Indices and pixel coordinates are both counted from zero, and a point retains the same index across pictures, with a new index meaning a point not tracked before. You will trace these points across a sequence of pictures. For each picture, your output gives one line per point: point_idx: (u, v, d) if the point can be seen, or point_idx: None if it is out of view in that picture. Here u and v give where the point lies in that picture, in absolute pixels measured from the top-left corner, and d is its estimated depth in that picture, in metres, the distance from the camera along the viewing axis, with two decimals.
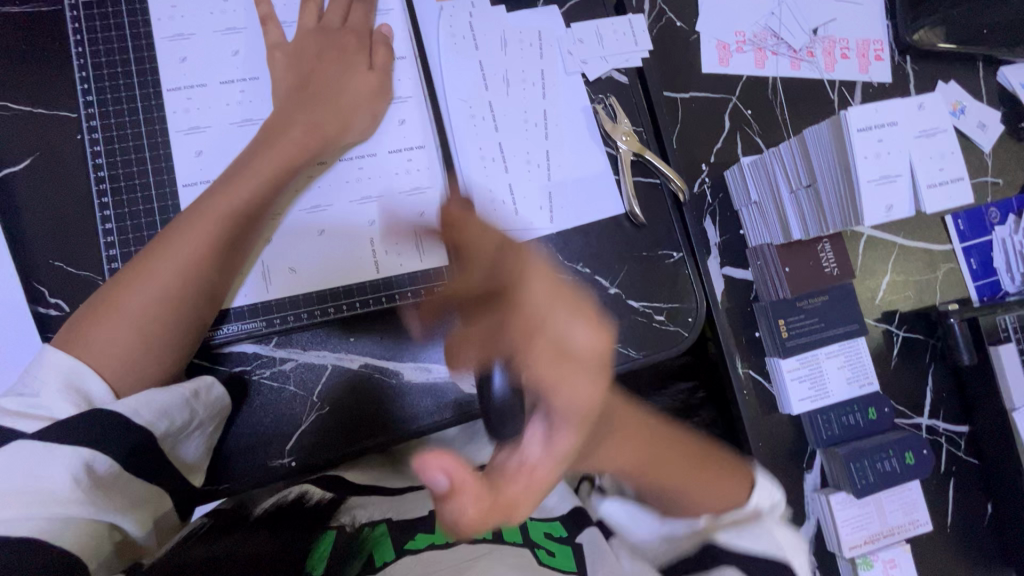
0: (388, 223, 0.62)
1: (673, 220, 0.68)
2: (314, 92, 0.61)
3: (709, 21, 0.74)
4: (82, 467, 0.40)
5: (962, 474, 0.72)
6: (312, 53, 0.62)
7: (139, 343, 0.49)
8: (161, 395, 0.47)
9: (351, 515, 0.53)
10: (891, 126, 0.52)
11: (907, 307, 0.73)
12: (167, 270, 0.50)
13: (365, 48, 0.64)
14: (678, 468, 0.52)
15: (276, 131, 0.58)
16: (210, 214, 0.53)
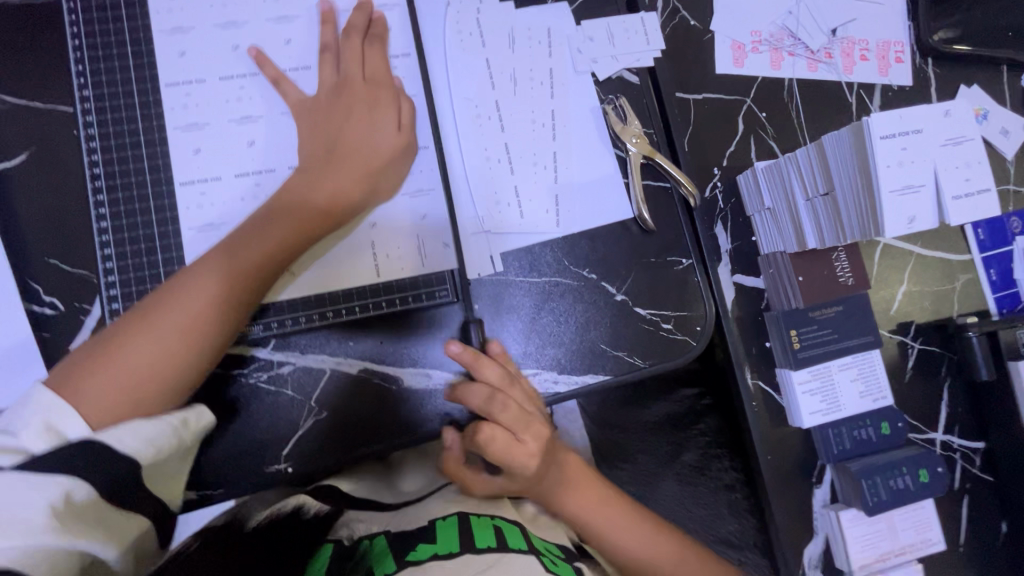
0: (390, 233, 0.60)
1: (684, 225, 0.66)
2: (341, 151, 0.58)
3: (724, 20, 0.71)
4: (61, 495, 0.39)
5: (976, 492, 0.70)
6: (350, 96, 0.59)
7: (133, 394, 0.47)
8: (148, 426, 0.46)
9: (348, 529, 0.56)
10: (915, 133, 0.50)
11: (923, 319, 0.71)
12: (177, 322, 0.49)
13: (396, 106, 0.60)
14: (623, 527, 0.60)
15: (299, 188, 0.56)
16: (231, 272, 0.52)
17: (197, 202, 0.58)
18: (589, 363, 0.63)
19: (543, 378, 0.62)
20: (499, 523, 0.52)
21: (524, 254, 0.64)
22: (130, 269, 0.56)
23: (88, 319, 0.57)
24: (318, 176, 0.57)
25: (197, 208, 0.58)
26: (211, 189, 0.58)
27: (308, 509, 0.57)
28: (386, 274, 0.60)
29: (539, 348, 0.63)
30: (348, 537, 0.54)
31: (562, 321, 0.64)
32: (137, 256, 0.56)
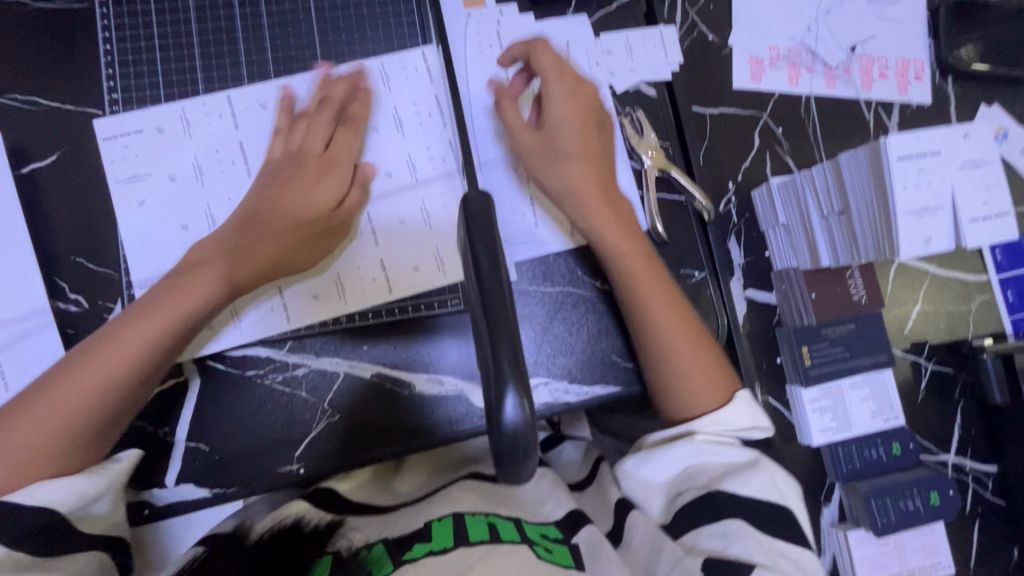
0: (393, 223, 0.62)
1: (697, 239, 0.66)
2: (283, 201, 0.58)
3: (743, 35, 0.72)
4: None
5: (988, 516, 0.69)
6: (314, 130, 0.60)
7: (43, 451, 0.46)
8: (71, 480, 0.46)
9: (347, 539, 0.51)
10: (933, 155, 0.50)
11: (937, 339, 0.70)
12: (102, 363, 0.48)
13: (351, 170, 0.61)
14: (682, 342, 0.58)
15: (243, 238, 0.56)
16: (160, 309, 0.50)
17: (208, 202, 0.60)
18: (599, 373, 0.64)
19: (554, 387, 0.63)
20: (493, 519, 0.50)
21: (538, 263, 0.65)
22: (152, 268, 0.58)
23: (111, 316, 0.59)
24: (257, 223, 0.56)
25: (204, 203, 0.60)
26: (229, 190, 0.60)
27: (309, 522, 0.53)
28: (385, 244, 0.62)
29: (550, 358, 0.63)
30: (348, 548, 0.49)
31: (573, 331, 0.64)
32: (159, 257, 0.58)
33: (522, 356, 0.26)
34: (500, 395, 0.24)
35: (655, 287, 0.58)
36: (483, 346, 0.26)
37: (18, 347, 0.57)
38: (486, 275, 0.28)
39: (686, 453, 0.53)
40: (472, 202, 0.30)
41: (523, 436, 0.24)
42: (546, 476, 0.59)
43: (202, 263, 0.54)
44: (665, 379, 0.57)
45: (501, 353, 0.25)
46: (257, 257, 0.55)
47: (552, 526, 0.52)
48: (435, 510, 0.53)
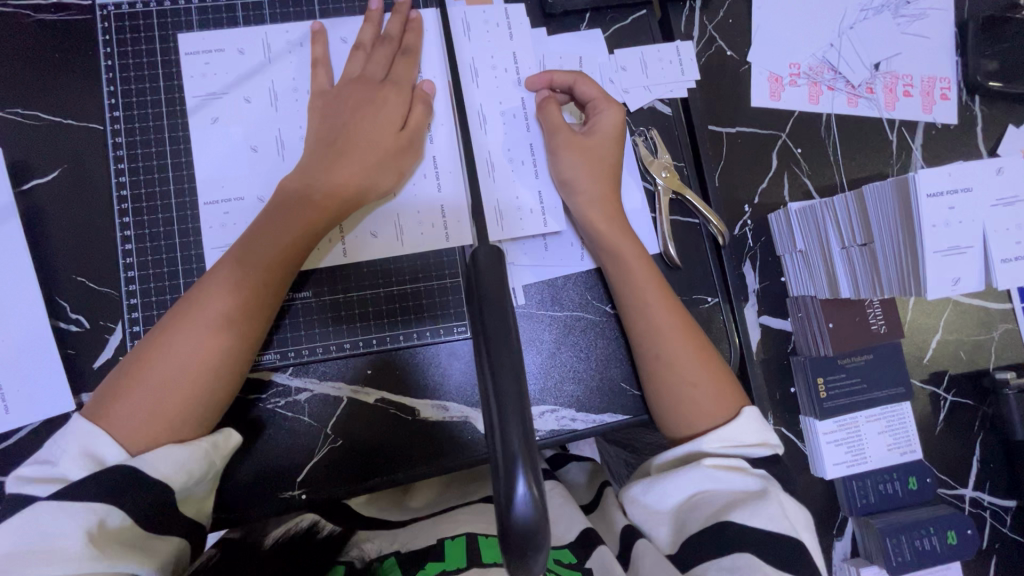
0: (416, 221, 0.60)
1: (711, 264, 0.64)
2: (341, 144, 0.56)
3: (763, 51, 0.69)
4: (96, 522, 0.41)
5: (1006, 552, 0.67)
6: (344, 103, 0.57)
7: (168, 415, 0.47)
8: (181, 451, 0.46)
9: (359, 550, 0.51)
10: (964, 192, 0.47)
11: (957, 369, 0.68)
12: (182, 344, 0.48)
13: (403, 106, 0.59)
14: (688, 355, 0.56)
15: (308, 190, 0.54)
16: (225, 285, 0.50)
17: (220, 222, 0.58)
18: (608, 402, 0.62)
19: (561, 416, 0.61)
20: None
21: (546, 287, 0.63)
22: (152, 291, 0.56)
23: (112, 338, 0.58)
24: (310, 177, 0.55)
25: (220, 227, 0.57)
26: (234, 208, 0.58)
27: (322, 528, 0.54)
28: (409, 243, 0.60)
29: (558, 385, 0.62)
30: (360, 557, 0.49)
31: (583, 357, 0.62)
32: (159, 280, 0.56)
33: (534, 438, 0.24)
34: (510, 480, 0.23)
35: (650, 286, 0.58)
36: (490, 417, 0.25)
37: (18, 369, 0.56)
38: (497, 350, 0.26)
39: (692, 479, 0.50)
40: (484, 268, 0.28)
41: (534, 526, 0.23)
42: (555, 492, 0.59)
43: (261, 226, 0.53)
44: (667, 392, 0.56)
45: (511, 433, 0.24)
46: (322, 202, 0.54)
47: (565, 549, 0.52)
48: (448, 528, 0.53)
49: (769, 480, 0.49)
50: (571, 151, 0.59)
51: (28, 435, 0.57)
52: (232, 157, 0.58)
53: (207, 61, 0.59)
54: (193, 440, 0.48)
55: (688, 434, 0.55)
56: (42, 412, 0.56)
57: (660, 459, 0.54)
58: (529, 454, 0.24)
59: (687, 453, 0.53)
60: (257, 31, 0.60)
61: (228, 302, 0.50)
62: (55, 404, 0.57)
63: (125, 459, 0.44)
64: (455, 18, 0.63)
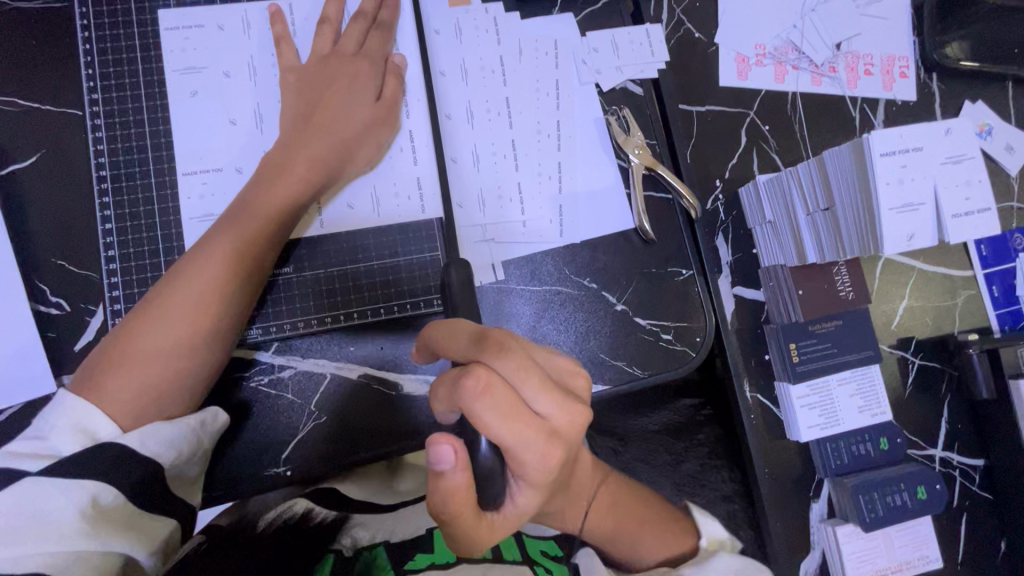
0: (393, 195, 0.62)
1: (684, 236, 0.66)
2: (319, 118, 0.58)
3: (729, 33, 0.72)
4: (88, 499, 0.40)
5: (975, 509, 0.70)
6: (319, 82, 0.59)
7: (156, 387, 0.48)
8: (167, 428, 0.47)
9: (351, 537, 0.53)
10: (916, 152, 0.50)
11: (923, 334, 0.70)
12: (172, 317, 0.49)
13: (377, 79, 0.60)
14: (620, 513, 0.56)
15: (291, 167, 0.56)
16: (213, 258, 0.51)
17: (198, 192, 0.59)
18: (587, 373, 0.63)
19: None
20: None
21: (525, 263, 0.64)
22: (133, 271, 0.57)
23: (94, 320, 0.58)
24: (293, 152, 0.56)
25: (199, 197, 0.58)
26: (213, 179, 0.59)
27: (318, 514, 0.55)
28: (386, 215, 0.62)
29: None
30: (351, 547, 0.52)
31: (562, 330, 0.64)
32: (140, 259, 0.57)
33: None
34: None
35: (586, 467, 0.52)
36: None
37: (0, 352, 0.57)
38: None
39: None
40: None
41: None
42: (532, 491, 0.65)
43: (245, 203, 0.54)
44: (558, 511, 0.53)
45: None
46: (305, 180, 0.56)
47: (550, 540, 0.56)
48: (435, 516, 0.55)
49: None
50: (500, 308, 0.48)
51: (8, 420, 0.56)
52: (211, 129, 0.59)
53: (187, 36, 0.60)
54: (181, 416, 0.49)
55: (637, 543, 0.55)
56: (23, 396, 0.56)
57: None
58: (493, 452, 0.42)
59: None
60: (236, 7, 0.61)
61: (213, 276, 0.51)
62: (36, 386, 0.57)
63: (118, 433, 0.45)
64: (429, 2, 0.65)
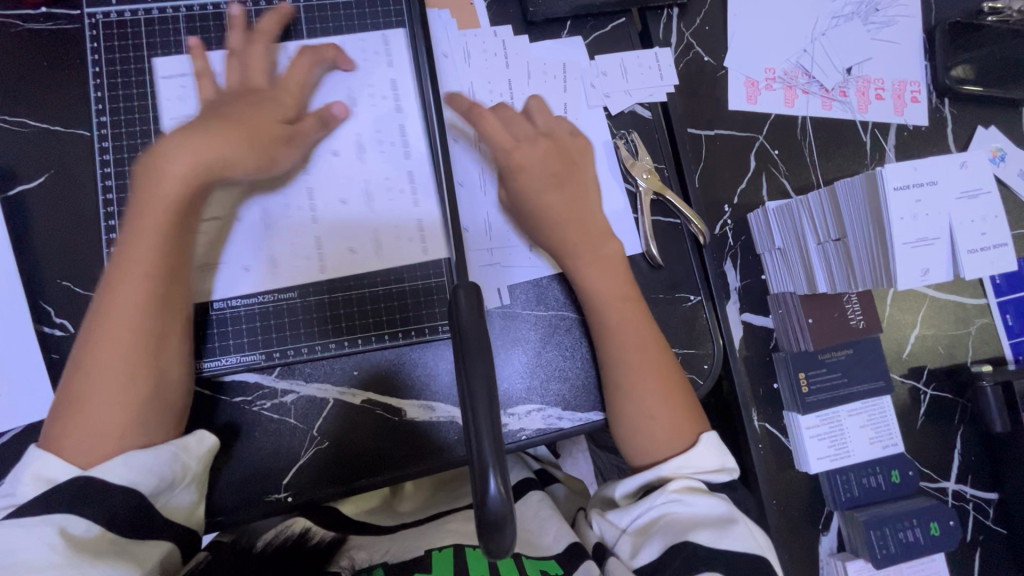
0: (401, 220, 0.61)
1: (692, 262, 0.66)
2: (236, 132, 0.53)
3: (739, 57, 0.72)
4: (56, 532, 0.40)
5: (990, 544, 0.68)
6: (233, 104, 0.55)
7: (117, 427, 0.45)
8: (150, 457, 0.45)
9: (349, 558, 0.52)
10: (931, 185, 0.49)
11: (936, 363, 0.69)
12: (104, 355, 0.46)
13: (294, 110, 0.58)
14: (653, 384, 0.55)
15: (195, 193, 0.51)
16: (123, 282, 0.48)
17: None
18: (592, 400, 0.62)
19: (548, 414, 0.61)
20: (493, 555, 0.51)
21: (532, 287, 0.64)
22: None
23: None
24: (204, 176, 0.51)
25: None
26: (220, 202, 0.59)
27: (314, 535, 0.55)
28: (389, 250, 0.60)
29: (544, 384, 0.62)
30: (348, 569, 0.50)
31: (568, 356, 0.63)
32: None
33: (498, 423, 0.30)
34: (484, 478, 0.28)
35: (633, 337, 0.57)
36: (466, 417, 0.30)
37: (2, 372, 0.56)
38: (471, 345, 0.31)
39: (656, 501, 0.50)
40: (463, 307, 0.32)
41: (503, 516, 0.28)
42: (543, 505, 0.59)
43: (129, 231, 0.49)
44: (584, 284, 0.59)
45: (483, 436, 0.29)
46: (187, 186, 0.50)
47: (552, 562, 0.51)
48: (435, 538, 0.54)
49: (737, 509, 0.49)
50: (525, 172, 0.60)
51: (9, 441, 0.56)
52: None
53: (175, 85, 0.59)
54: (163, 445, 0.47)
55: (645, 460, 0.55)
56: (24, 418, 0.56)
57: (622, 490, 0.53)
58: (495, 413, 0.30)
59: (648, 481, 0.52)
60: (246, 32, 0.61)
61: (129, 300, 0.48)
62: (37, 409, 0.56)
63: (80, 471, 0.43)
64: (439, 25, 0.65)
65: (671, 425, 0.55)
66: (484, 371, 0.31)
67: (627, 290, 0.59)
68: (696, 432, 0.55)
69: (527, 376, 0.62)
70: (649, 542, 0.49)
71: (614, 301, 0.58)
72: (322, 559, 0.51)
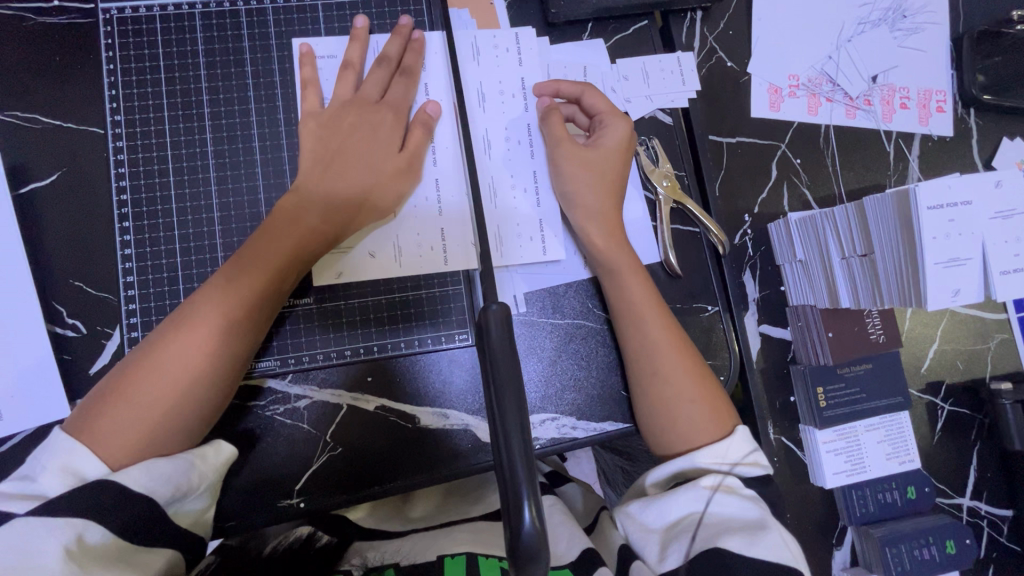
0: (417, 226, 0.60)
1: (711, 272, 0.65)
2: (339, 163, 0.57)
3: (763, 63, 0.70)
4: (74, 537, 0.39)
5: (1003, 561, 0.68)
6: (342, 126, 0.57)
7: (152, 431, 0.46)
8: (165, 464, 0.45)
9: (361, 557, 0.52)
10: (964, 205, 0.48)
11: (954, 378, 0.68)
12: (170, 355, 0.47)
13: (400, 129, 0.59)
14: (675, 388, 0.55)
15: (294, 224, 0.54)
16: (223, 290, 0.50)
17: (221, 215, 0.57)
18: (607, 410, 0.62)
19: (562, 424, 0.61)
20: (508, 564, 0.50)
21: (547, 295, 0.63)
22: (151, 297, 0.56)
23: (110, 344, 0.57)
24: (309, 201, 0.55)
25: (223, 222, 0.57)
26: (234, 205, 0.58)
27: (320, 538, 0.55)
28: (408, 260, 0.60)
29: (558, 393, 0.61)
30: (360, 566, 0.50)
31: (584, 365, 0.62)
32: (158, 285, 0.56)
33: (531, 451, 0.29)
34: (519, 510, 0.28)
35: (657, 342, 0.56)
36: (497, 445, 0.30)
37: (14, 374, 0.56)
38: (501, 372, 0.31)
39: (687, 497, 0.49)
40: (494, 335, 0.32)
41: (537, 550, 0.27)
42: (554, 509, 0.57)
43: (261, 243, 0.53)
44: (615, 283, 0.59)
45: (517, 464, 0.29)
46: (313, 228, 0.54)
47: (565, 570, 0.50)
48: (446, 544, 0.52)
49: (768, 510, 0.48)
50: (572, 164, 0.60)
51: (21, 443, 0.55)
52: (237, 153, 0.58)
53: (193, 85, 0.58)
54: (178, 454, 0.47)
55: (677, 451, 0.54)
56: (35, 420, 0.55)
57: (653, 478, 0.53)
58: (529, 440, 0.30)
59: (679, 471, 0.52)
60: (264, 31, 0.60)
61: (220, 309, 0.49)
62: (49, 411, 0.56)
63: (108, 474, 0.43)
64: (459, 25, 0.63)
65: (699, 422, 0.54)
66: (517, 398, 0.30)
67: (655, 293, 0.59)
68: (731, 424, 0.55)
69: (544, 381, 0.61)
70: (679, 542, 0.47)
71: (642, 303, 0.58)
72: (332, 559, 0.51)
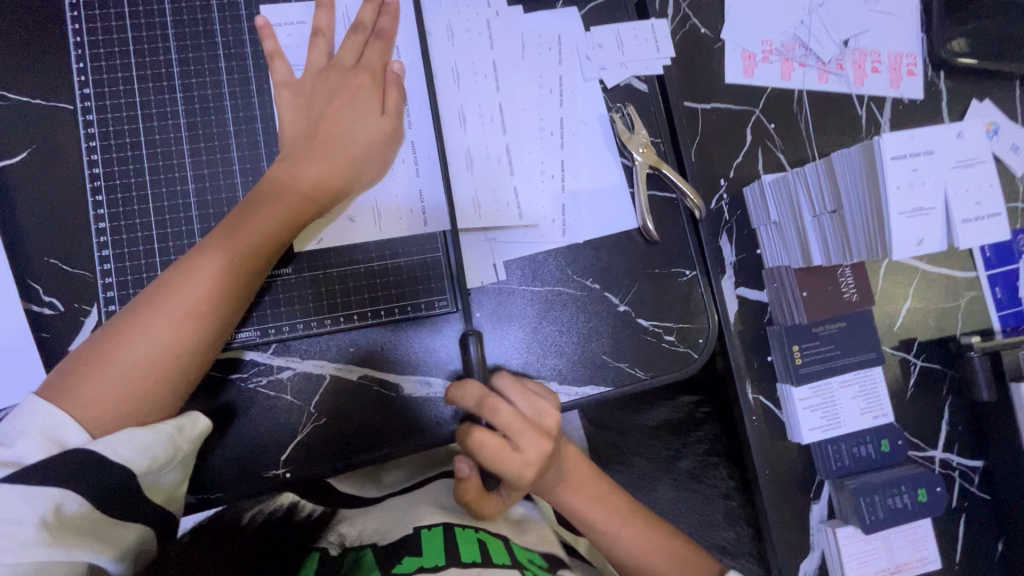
0: (394, 200, 0.61)
1: (688, 237, 0.65)
2: (317, 133, 0.57)
3: (737, 30, 0.71)
4: (51, 507, 0.40)
5: (973, 509, 0.70)
6: (318, 95, 0.57)
7: (136, 398, 0.46)
8: (143, 434, 0.45)
9: (339, 536, 0.53)
10: (925, 155, 0.50)
11: (926, 336, 0.70)
12: (157, 322, 0.47)
13: (378, 93, 0.59)
14: None
15: (280, 193, 0.54)
16: (211, 258, 0.50)
17: (196, 188, 0.57)
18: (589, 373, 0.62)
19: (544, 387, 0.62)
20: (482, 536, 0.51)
21: (529, 262, 0.63)
22: (128, 271, 0.56)
23: (88, 320, 0.57)
24: (295, 168, 0.55)
25: (198, 194, 0.57)
26: (208, 177, 0.57)
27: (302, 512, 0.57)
28: (386, 229, 0.60)
29: (540, 357, 0.62)
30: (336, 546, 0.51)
31: (565, 329, 0.63)
32: (134, 259, 0.56)
33: None
34: None
35: None
36: None
37: None
38: None
39: None
40: None
41: None
42: None
43: (249, 214, 0.53)
44: None
45: None
46: (299, 196, 0.55)
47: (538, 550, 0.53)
48: (422, 517, 0.53)
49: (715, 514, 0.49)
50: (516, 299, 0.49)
51: None
52: (210, 125, 0.58)
53: (162, 57, 0.58)
54: (154, 424, 0.46)
55: None
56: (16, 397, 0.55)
57: None
58: None
59: None
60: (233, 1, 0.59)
61: (207, 278, 0.49)
62: (29, 389, 0.56)
63: (88, 441, 0.43)
64: None
65: None
66: None
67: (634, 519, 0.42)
68: None
69: (525, 343, 0.62)
70: None
71: None
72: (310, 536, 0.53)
